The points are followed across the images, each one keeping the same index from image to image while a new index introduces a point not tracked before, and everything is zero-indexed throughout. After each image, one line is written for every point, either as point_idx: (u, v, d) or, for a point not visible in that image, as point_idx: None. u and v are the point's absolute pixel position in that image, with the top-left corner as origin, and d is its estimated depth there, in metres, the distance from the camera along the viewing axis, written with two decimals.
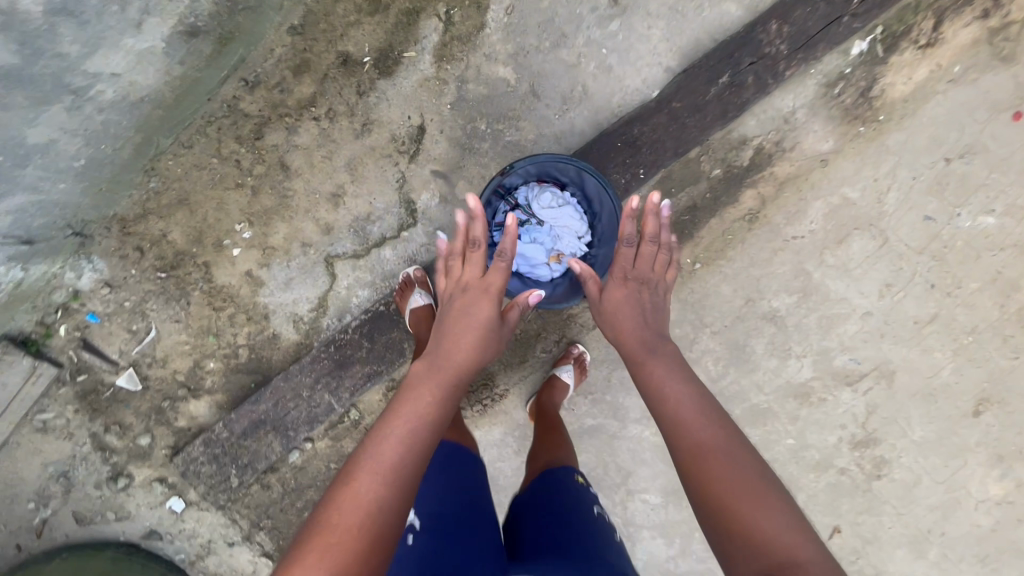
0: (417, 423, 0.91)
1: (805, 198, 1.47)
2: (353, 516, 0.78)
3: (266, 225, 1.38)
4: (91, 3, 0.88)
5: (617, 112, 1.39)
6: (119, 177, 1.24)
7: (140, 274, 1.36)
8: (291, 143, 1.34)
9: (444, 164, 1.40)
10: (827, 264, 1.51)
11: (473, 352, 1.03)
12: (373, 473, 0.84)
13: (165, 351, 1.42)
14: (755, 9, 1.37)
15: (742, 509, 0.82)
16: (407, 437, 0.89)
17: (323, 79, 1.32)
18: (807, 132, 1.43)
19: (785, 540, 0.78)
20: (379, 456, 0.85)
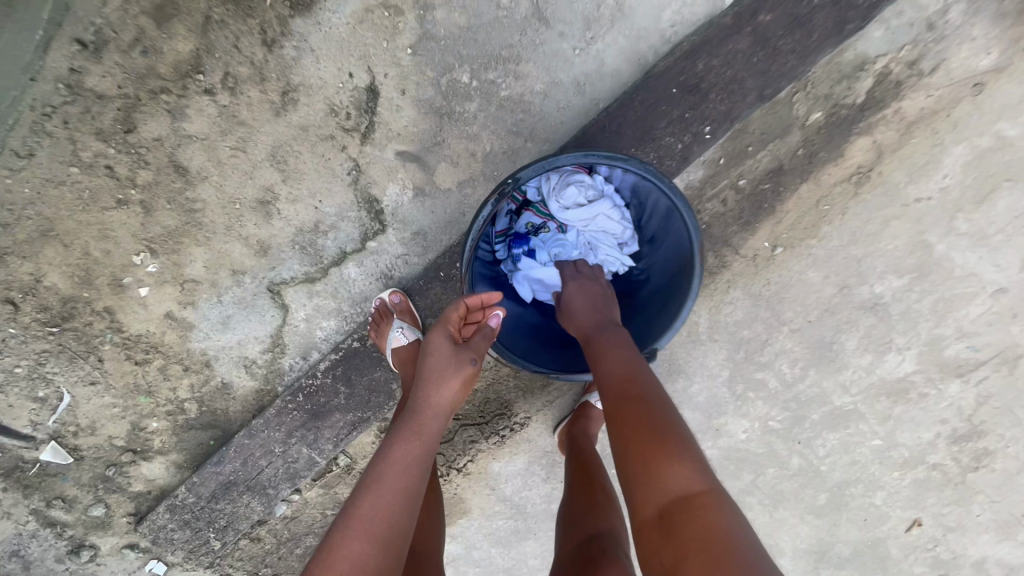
0: (408, 483, 0.73)
1: (941, 143, 1.01)
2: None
3: (176, 251, 0.98)
4: None
5: (668, 37, 0.91)
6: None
7: (24, 332, 1.01)
8: (180, 131, 0.90)
9: (414, 141, 0.95)
10: (957, 232, 1.09)
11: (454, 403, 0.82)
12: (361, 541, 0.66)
13: (90, 417, 1.11)
14: None
15: (655, 476, 0.65)
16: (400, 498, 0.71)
17: (204, 26, 0.85)
18: (954, 42, 0.94)
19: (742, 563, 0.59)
20: (367, 520, 0.68)
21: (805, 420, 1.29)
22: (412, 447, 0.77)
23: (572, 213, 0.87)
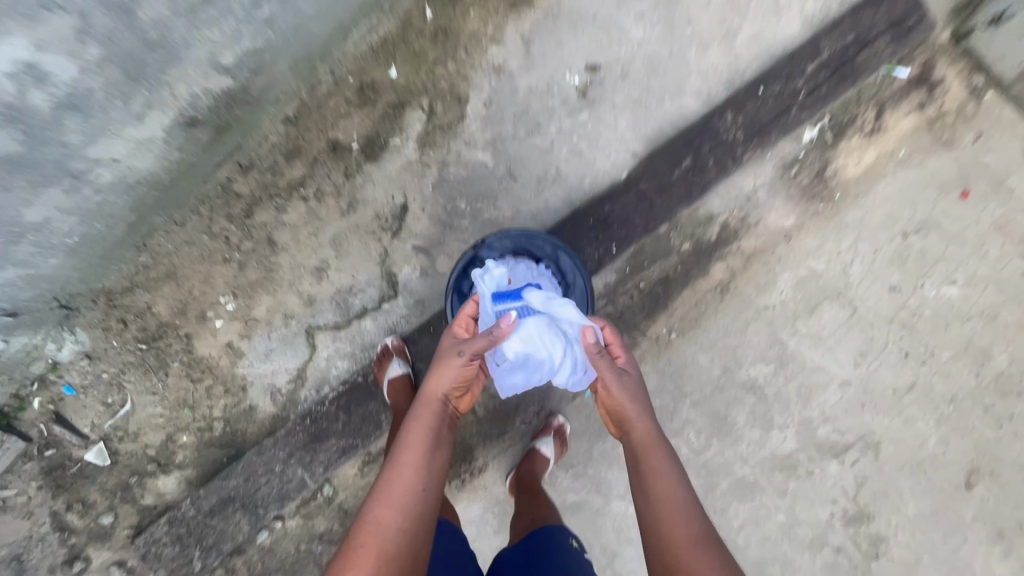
0: (418, 469, 0.96)
1: (772, 270, 1.53)
2: (375, 553, 0.86)
3: (250, 297, 1.42)
4: (97, 99, 0.91)
5: (589, 192, 1.49)
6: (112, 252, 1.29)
7: (121, 346, 1.38)
8: (279, 220, 1.41)
9: (425, 240, 1.46)
10: (801, 333, 1.54)
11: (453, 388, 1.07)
12: (387, 513, 0.90)
13: (138, 424, 1.41)
14: (713, 101, 1.49)
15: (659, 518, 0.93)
16: (417, 473, 0.95)
17: (312, 163, 1.41)
18: (769, 210, 1.52)
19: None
20: (395, 492, 0.93)
21: (717, 488, 1.55)
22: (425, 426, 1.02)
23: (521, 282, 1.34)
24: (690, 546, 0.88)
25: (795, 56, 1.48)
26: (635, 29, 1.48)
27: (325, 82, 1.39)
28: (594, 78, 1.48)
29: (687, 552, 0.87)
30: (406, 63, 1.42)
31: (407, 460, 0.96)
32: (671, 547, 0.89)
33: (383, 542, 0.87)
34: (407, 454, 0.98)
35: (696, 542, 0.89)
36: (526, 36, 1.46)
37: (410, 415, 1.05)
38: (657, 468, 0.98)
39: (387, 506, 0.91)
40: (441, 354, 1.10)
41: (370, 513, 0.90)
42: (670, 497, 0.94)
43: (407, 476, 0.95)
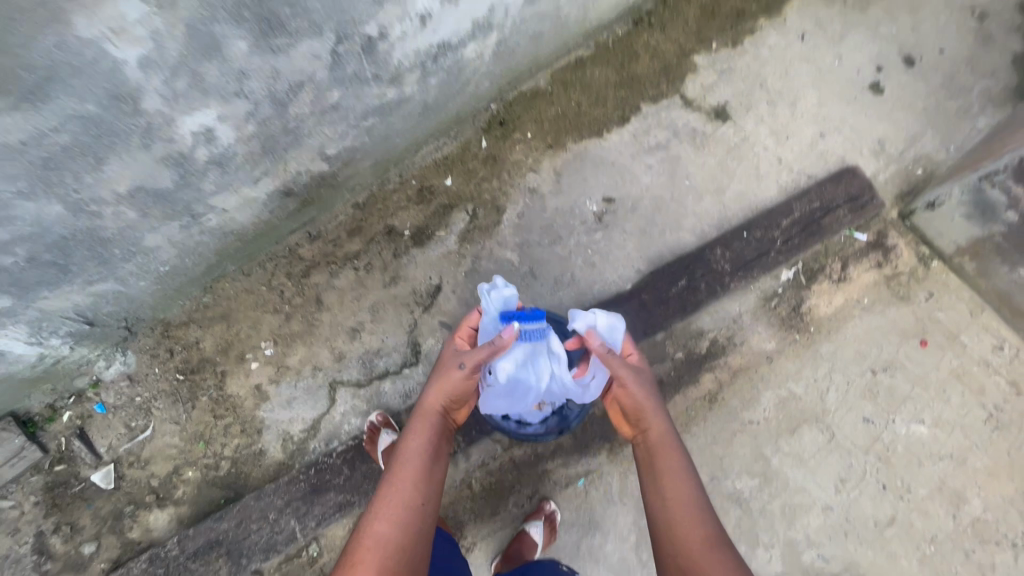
0: (413, 481, 1.11)
1: (756, 388, 1.70)
2: (375, 553, 1.00)
3: (288, 346, 1.58)
4: (237, 161, 1.18)
5: (598, 297, 1.72)
6: (185, 289, 1.50)
7: (161, 373, 1.50)
8: (330, 283, 1.63)
9: (451, 317, 1.66)
10: (784, 451, 1.65)
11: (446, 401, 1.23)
12: (384, 525, 1.04)
13: (151, 452, 1.47)
14: (706, 238, 1.80)
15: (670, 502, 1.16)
16: (412, 482, 1.11)
17: (368, 241, 1.67)
18: (753, 333, 1.74)
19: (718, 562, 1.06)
20: (391, 501, 1.07)
21: None
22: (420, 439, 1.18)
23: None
24: (703, 541, 1.07)
25: (773, 213, 1.82)
26: (644, 177, 1.85)
27: (393, 181, 1.72)
28: (609, 208, 1.81)
29: (698, 543, 1.07)
30: (460, 176, 1.76)
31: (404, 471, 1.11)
32: (685, 539, 1.09)
33: (382, 550, 1.01)
34: (402, 470, 1.12)
35: (709, 537, 1.08)
36: (557, 170, 1.82)
37: (407, 430, 1.20)
38: (674, 470, 1.19)
39: (382, 518, 1.05)
40: (443, 371, 1.26)
41: (371, 522, 1.05)
42: (684, 497, 1.14)
43: (402, 491, 1.09)
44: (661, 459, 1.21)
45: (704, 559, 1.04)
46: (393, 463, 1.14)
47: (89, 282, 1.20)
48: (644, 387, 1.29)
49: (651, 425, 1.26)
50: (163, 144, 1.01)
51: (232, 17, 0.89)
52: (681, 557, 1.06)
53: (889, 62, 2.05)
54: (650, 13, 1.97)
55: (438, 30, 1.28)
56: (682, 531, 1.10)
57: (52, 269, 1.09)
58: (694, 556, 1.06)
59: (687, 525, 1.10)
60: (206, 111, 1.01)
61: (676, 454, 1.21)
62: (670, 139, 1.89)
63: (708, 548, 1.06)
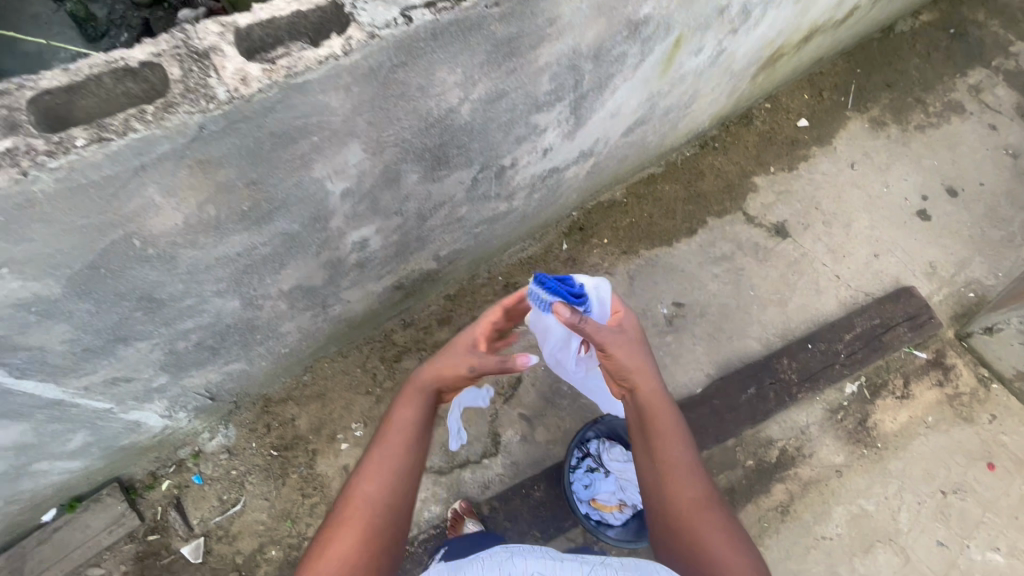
0: (395, 453, 1.02)
1: (827, 501, 1.71)
2: (358, 523, 0.96)
3: (377, 428, 1.65)
4: (375, 262, 1.33)
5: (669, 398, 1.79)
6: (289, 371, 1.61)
7: (257, 448, 1.58)
8: (419, 369, 1.73)
9: (530, 409, 1.73)
10: (859, 572, 1.64)
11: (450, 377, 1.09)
12: (371, 487, 0.99)
13: (240, 527, 1.51)
14: (772, 346, 1.89)
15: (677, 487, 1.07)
16: (396, 459, 1.01)
17: (457, 331, 1.79)
18: (821, 444, 1.77)
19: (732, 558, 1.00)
20: (373, 472, 1.00)
21: None
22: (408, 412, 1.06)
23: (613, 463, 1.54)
24: (696, 508, 1.06)
25: (835, 327, 1.92)
26: (711, 284, 1.97)
27: (482, 276, 1.86)
28: (678, 312, 1.92)
29: (696, 512, 1.05)
30: (542, 275, 1.90)
31: (389, 440, 1.03)
32: (687, 511, 1.05)
33: (361, 516, 0.97)
34: (390, 436, 1.04)
35: (698, 506, 1.06)
36: (631, 273, 1.96)
37: (399, 397, 1.10)
38: (665, 432, 1.10)
39: (370, 480, 1.00)
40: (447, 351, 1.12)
41: (355, 490, 0.99)
42: (677, 461, 1.08)
43: (389, 458, 1.02)
44: (652, 423, 1.10)
45: (704, 532, 1.03)
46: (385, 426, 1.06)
47: (228, 363, 1.31)
48: (627, 343, 1.10)
49: (639, 380, 1.10)
50: (330, 252, 1.15)
51: (416, 157, 1.05)
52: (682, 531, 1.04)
53: (934, 191, 2.22)
54: (714, 138, 2.19)
55: (554, 158, 1.46)
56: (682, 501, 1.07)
57: (207, 353, 1.21)
58: (696, 525, 1.04)
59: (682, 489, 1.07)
60: (370, 226, 1.17)
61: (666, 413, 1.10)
62: (735, 251, 2.03)
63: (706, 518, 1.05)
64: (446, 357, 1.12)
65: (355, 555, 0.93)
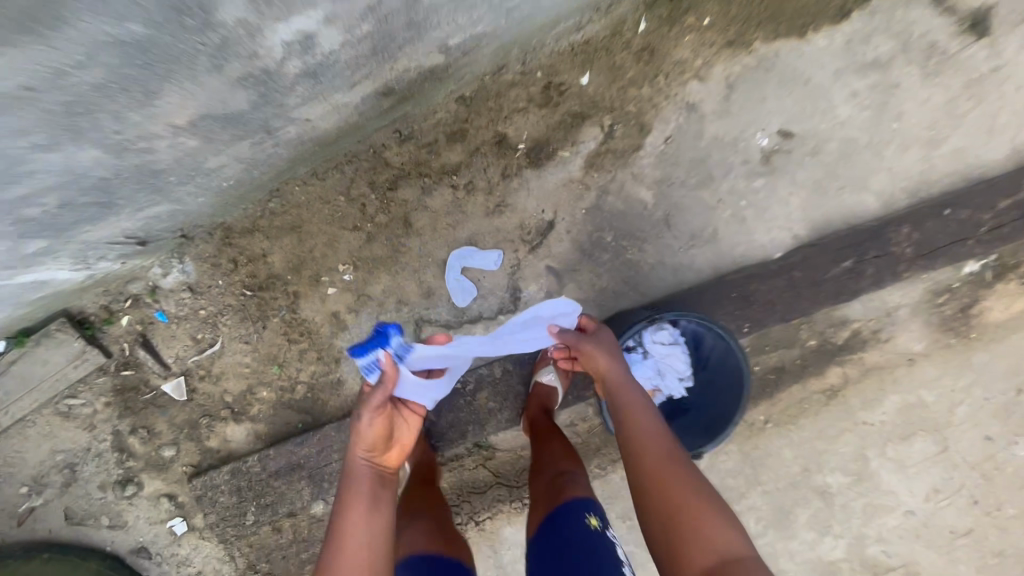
0: (363, 532, 0.88)
1: (883, 388, 1.50)
2: None
3: (370, 273, 1.33)
4: (337, 68, 0.79)
5: (739, 262, 1.41)
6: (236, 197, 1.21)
7: (226, 287, 1.30)
8: (421, 202, 1.31)
9: (560, 263, 1.38)
10: (887, 455, 1.53)
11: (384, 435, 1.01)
12: None
13: (222, 368, 1.34)
14: (892, 206, 1.41)
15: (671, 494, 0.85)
16: (364, 546, 0.87)
17: (473, 152, 1.30)
18: (903, 330, 1.47)
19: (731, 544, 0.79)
20: (353, 551, 0.86)
21: None
22: (359, 506, 0.91)
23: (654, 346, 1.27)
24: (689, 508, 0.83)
25: (993, 187, 1.39)
26: (842, 107, 1.36)
27: (512, 71, 1.26)
28: (782, 146, 1.37)
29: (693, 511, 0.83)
30: (601, 74, 1.29)
31: (355, 524, 0.89)
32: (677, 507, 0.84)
33: None
34: (346, 536, 0.87)
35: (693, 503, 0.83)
36: (730, 81, 1.33)
37: (339, 502, 0.92)
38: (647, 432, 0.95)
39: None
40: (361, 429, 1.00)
41: None
42: (660, 457, 0.90)
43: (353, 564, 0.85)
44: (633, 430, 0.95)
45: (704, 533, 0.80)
46: (345, 487, 0.95)
47: (141, 209, 0.91)
48: (604, 356, 1.08)
49: (619, 396, 1.03)
50: (243, 61, 0.63)
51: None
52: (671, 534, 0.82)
53: None
54: None
55: None
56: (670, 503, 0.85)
57: (94, 208, 0.80)
58: (701, 527, 0.81)
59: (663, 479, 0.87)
60: (311, 12, 0.61)
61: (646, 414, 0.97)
62: (896, 54, 1.34)
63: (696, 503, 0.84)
64: (362, 430, 1.00)
65: None
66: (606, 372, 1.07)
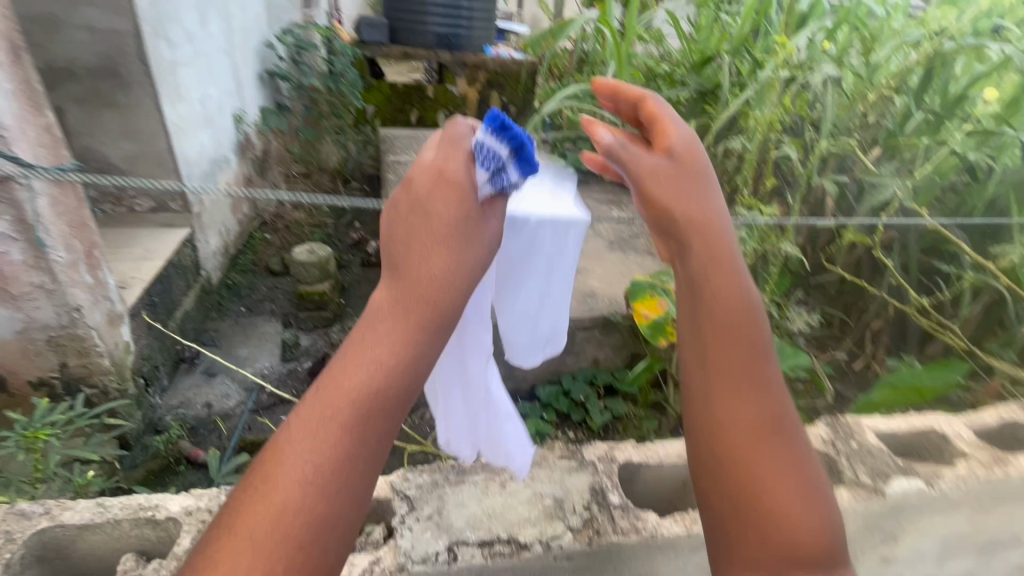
0: (382, 368, 0.80)
1: None
2: (296, 468, 0.74)
3: None
4: None
5: None
6: None
7: None
8: None
9: None
10: None
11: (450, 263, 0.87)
12: (323, 443, 0.76)
13: None
14: None
15: (762, 425, 0.96)
16: (364, 391, 0.79)
17: None
18: None
19: (789, 504, 0.91)
20: (346, 376, 0.80)
21: None
22: (386, 340, 0.82)
23: (551, 301, 1.28)
24: (765, 424, 0.96)
25: None
26: None
27: None
28: None
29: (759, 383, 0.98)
30: None
31: (363, 368, 0.80)
32: (766, 447, 0.95)
33: (301, 476, 0.74)
34: (339, 390, 0.79)
35: (761, 421, 0.96)
36: None
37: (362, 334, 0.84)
38: (726, 302, 1.01)
39: (319, 432, 0.76)
40: (444, 211, 0.90)
41: (285, 437, 0.78)
42: (758, 374, 1.00)
43: (351, 421, 0.78)
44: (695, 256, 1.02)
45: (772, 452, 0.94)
46: (381, 308, 0.85)
47: None
48: (696, 201, 1.03)
49: (726, 284, 1.02)
50: None
51: None
52: (715, 430, 0.97)
53: None
54: None
55: None
56: (745, 415, 0.96)
57: None
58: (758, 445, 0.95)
59: (732, 345, 0.99)
60: None
61: (711, 216, 1.03)
62: None
63: (793, 448, 0.97)
64: (426, 233, 0.88)
65: (323, 466, 0.75)
66: (713, 253, 1.03)
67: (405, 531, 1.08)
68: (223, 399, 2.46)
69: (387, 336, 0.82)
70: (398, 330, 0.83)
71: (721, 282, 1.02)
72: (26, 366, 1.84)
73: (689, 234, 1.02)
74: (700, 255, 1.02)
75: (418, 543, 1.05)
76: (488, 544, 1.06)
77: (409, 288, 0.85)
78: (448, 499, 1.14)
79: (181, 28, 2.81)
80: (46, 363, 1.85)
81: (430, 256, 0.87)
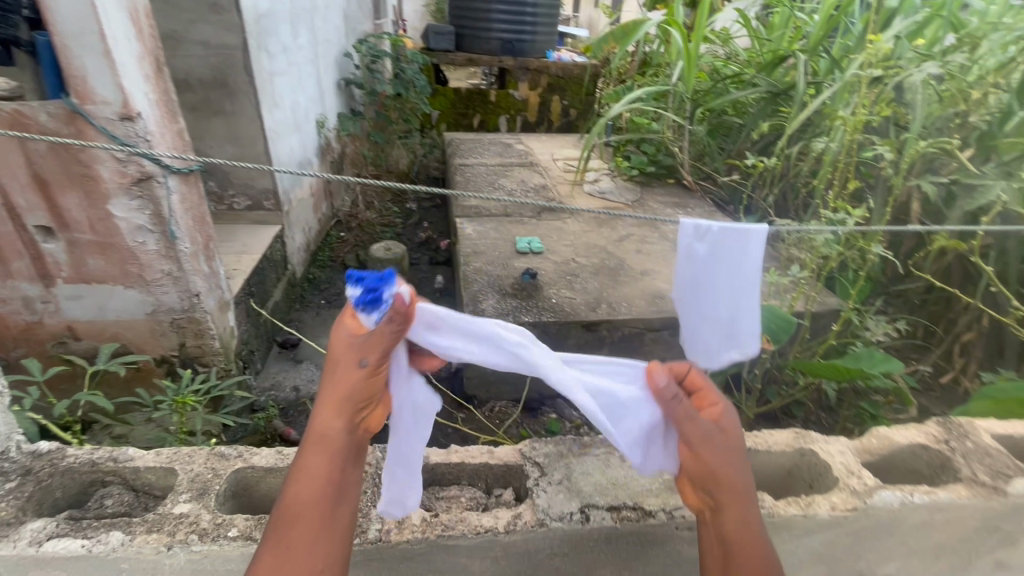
0: (308, 496, 0.86)
1: None
2: None
3: None
4: None
5: None
6: None
7: None
8: None
9: None
10: None
11: (341, 399, 0.88)
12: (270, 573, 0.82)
13: None
14: None
15: None
16: (301, 510, 0.85)
17: None
18: None
19: None
20: (289, 506, 0.86)
21: None
22: (308, 471, 0.87)
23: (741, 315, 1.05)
24: None
25: None
26: None
27: None
28: None
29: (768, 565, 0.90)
30: None
31: (298, 489, 0.86)
32: None
33: None
34: (283, 519, 0.85)
35: None
36: None
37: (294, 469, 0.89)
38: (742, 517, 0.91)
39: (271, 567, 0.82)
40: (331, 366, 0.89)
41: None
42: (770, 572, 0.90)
43: (298, 542, 0.84)
44: (709, 488, 0.92)
45: None
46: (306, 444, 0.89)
47: None
48: (725, 441, 0.92)
49: (730, 505, 0.91)
50: None
51: None
52: None
53: None
54: None
55: None
56: None
57: None
58: None
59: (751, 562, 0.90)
60: None
61: (731, 451, 0.92)
62: None
63: None
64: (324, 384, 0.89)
65: None
66: (723, 478, 0.91)
67: (541, 492, 1.17)
68: (309, 384, 2.64)
69: (310, 470, 0.87)
70: (316, 454, 0.87)
71: (729, 504, 0.91)
72: (152, 344, 2.07)
73: (715, 490, 0.92)
74: (713, 491, 0.91)
75: (551, 504, 1.13)
76: (616, 508, 1.13)
77: (315, 432, 0.88)
78: (569, 470, 1.22)
79: (277, 41, 3.06)
80: (169, 343, 2.08)
81: (329, 404, 0.88)
